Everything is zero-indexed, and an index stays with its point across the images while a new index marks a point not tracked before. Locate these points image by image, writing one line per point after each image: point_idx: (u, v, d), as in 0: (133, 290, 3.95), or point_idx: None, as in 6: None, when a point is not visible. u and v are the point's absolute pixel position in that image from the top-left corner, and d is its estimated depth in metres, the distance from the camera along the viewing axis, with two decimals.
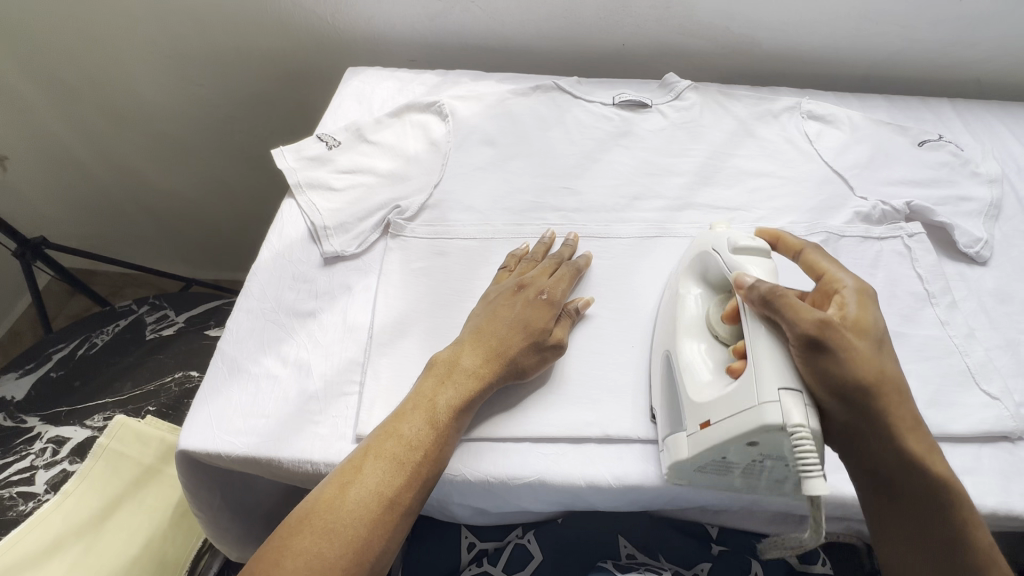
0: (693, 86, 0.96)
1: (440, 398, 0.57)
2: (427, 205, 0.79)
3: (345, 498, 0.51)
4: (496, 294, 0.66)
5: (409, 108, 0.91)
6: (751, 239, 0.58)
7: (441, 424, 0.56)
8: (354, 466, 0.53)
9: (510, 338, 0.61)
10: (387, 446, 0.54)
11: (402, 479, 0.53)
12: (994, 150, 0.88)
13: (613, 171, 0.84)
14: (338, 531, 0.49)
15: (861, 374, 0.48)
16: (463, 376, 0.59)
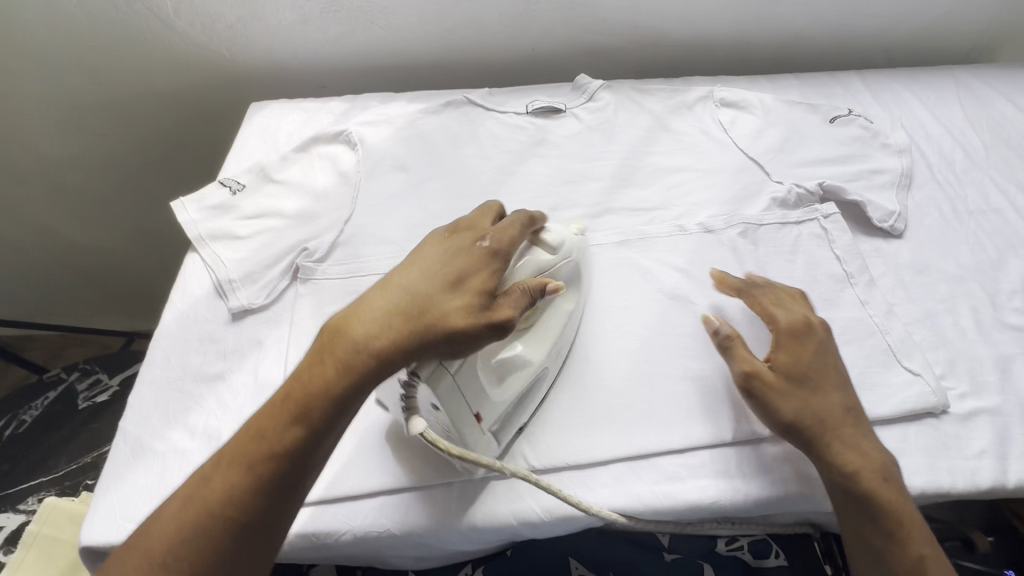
0: (606, 85, 0.95)
1: (307, 382, 0.47)
2: (338, 243, 0.75)
3: (190, 511, 0.45)
4: (421, 255, 0.53)
5: (315, 140, 0.87)
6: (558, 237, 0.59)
7: (303, 421, 0.46)
8: (206, 476, 0.47)
9: (417, 306, 0.48)
10: (236, 449, 0.47)
11: (248, 495, 0.45)
12: (903, 118, 0.89)
13: (530, 183, 0.83)
14: (175, 548, 0.44)
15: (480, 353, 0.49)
16: (346, 356, 0.47)
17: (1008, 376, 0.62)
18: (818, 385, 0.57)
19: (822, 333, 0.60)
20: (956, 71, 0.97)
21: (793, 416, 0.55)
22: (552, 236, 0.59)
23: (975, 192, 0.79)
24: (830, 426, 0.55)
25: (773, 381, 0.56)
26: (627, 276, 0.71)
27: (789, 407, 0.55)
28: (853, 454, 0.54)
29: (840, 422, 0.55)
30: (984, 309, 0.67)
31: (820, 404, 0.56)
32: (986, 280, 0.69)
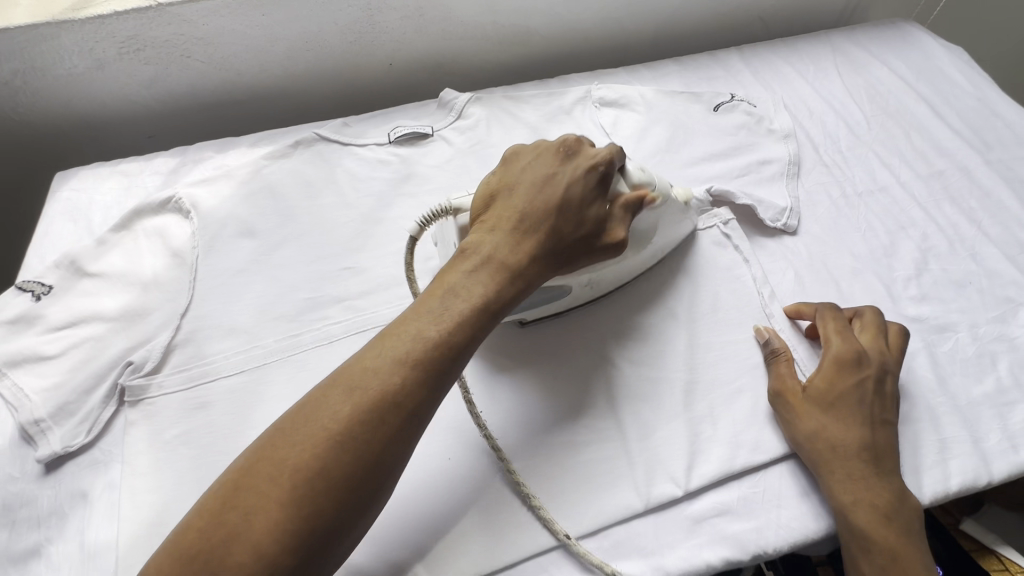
0: (475, 97, 0.85)
1: (470, 289, 0.49)
2: (174, 345, 0.62)
3: (360, 409, 0.42)
4: (544, 168, 0.56)
5: (136, 214, 0.73)
6: (639, 170, 0.59)
7: (474, 326, 0.48)
8: (363, 368, 0.44)
9: (558, 237, 0.53)
10: (412, 353, 0.44)
11: (425, 397, 0.44)
12: (785, 96, 0.85)
13: (401, 230, 0.72)
14: (344, 450, 0.41)
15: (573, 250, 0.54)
16: (506, 269, 0.50)
17: (914, 375, 0.59)
18: (834, 404, 0.55)
19: (884, 371, 0.56)
20: (831, 36, 0.93)
21: (805, 439, 0.54)
22: (631, 172, 0.58)
23: (862, 171, 0.76)
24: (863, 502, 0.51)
25: (804, 402, 0.55)
26: None
27: (805, 428, 0.54)
28: (855, 487, 0.51)
29: (853, 456, 0.52)
30: (883, 304, 0.64)
31: (841, 438, 0.53)
32: (882, 270, 0.67)
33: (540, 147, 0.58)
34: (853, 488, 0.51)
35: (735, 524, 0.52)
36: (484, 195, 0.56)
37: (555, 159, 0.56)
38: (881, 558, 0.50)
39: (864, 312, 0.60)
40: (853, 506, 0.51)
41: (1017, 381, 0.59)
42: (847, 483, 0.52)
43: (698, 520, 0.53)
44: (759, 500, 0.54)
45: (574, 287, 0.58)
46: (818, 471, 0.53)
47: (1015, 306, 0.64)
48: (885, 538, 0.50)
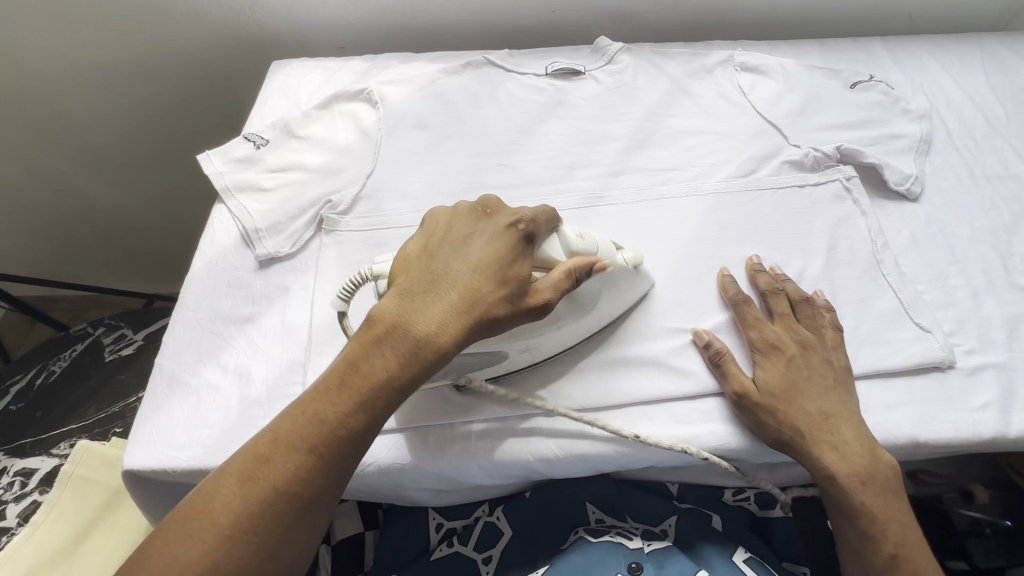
0: (626, 48, 0.95)
1: (372, 368, 0.49)
2: (360, 197, 0.77)
3: (248, 498, 0.45)
4: (462, 235, 0.56)
5: (336, 98, 0.89)
6: (579, 235, 0.60)
7: (373, 404, 0.48)
8: (260, 455, 0.46)
9: (474, 293, 0.52)
10: (306, 437, 0.47)
11: (315, 477, 0.46)
12: (925, 85, 0.88)
13: (549, 142, 0.83)
14: (235, 538, 0.44)
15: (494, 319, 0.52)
16: (413, 340, 0.50)
17: (1016, 335, 0.63)
18: (793, 398, 0.58)
19: (806, 343, 0.61)
20: (981, 40, 0.95)
21: (785, 430, 0.57)
22: (568, 236, 0.59)
23: (993, 159, 0.79)
24: (850, 475, 0.55)
25: (762, 399, 0.58)
26: (676, 229, 0.73)
27: (774, 421, 0.57)
28: (836, 458, 0.56)
29: (823, 432, 0.57)
30: (995, 272, 0.68)
31: (800, 419, 0.57)
32: (1000, 244, 0.70)
33: (462, 209, 0.59)
34: (840, 459, 0.56)
35: None
36: (399, 263, 0.55)
37: (472, 225, 0.57)
38: (868, 525, 0.56)
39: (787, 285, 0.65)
40: (839, 483, 0.56)
41: None
42: (833, 458, 0.56)
43: None
44: None
45: (510, 351, 0.58)
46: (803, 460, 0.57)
47: None
48: (871, 508, 0.55)
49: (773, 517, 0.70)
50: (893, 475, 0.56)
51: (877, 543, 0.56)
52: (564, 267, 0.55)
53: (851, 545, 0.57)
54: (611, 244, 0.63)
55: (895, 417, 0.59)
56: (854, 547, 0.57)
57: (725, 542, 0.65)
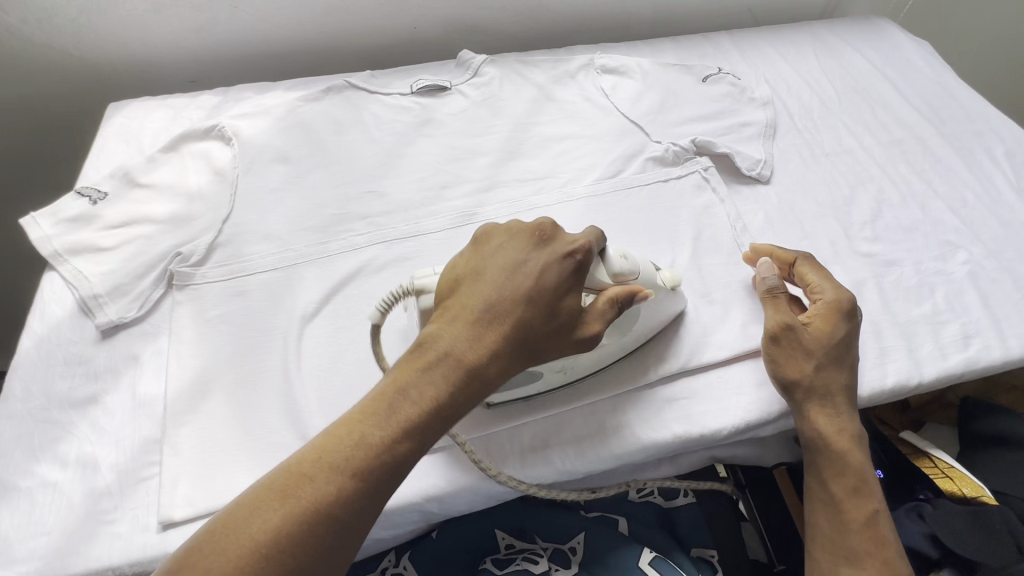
0: (490, 60, 0.94)
1: (423, 394, 0.48)
2: (216, 244, 0.71)
3: (289, 520, 0.42)
4: (522, 254, 0.53)
5: (184, 138, 0.82)
6: (622, 257, 0.57)
7: (416, 434, 0.47)
8: (304, 475, 0.44)
9: (531, 322, 0.51)
10: (349, 458, 0.45)
11: (357, 502, 0.44)
12: (767, 73, 0.95)
13: (419, 163, 0.81)
14: (274, 562, 0.41)
15: (551, 347, 0.52)
16: (461, 368, 0.49)
17: (861, 298, 0.68)
18: (816, 351, 0.60)
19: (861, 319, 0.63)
20: (810, 27, 1.04)
21: (790, 378, 0.59)
22: (614, 259, 0.57)
23: (830, 136, 0.86)
24: (850, 437, 0.59)
25: (803, 340, 0.60)
26: None
27: (788, 369, 0.60)
28: (827, 419, 0.59)
29: (830, 389, 0.59)
30: (840, 241, 0.73)
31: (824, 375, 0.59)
32: (841, 215, 0.76)
33: (514, 227, 0.56)
34: (840, 422, 0.59)
35: (695, 407, 0.62)
36: (444, 284, 0.53)
37: (528, 244, 0.54)
38: (848, 484, 0.57)
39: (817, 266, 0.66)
40: (835, 435, 0.59)
41: (952, 306, 0.67)
42: (828, 419, 0.59)
43: (667, 400, 0.62)
44: (722, 387, 0.63)
45: (545, 372, 0.58)
46: (807, 408, 0.59)
47: (954, 248, 0.72)
48: (854, 463, 0.58)
49: (676, 508, 0.73)
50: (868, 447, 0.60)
51: (860, 499, 0.57)
52: (611, 296, 0.53)
53: (830, 505, 0.58)
54: (650, 265, 0.61)
55: (762, 395, 0.62)
56: (834, 505, 0.57)
57: (632, 545, 0.67)
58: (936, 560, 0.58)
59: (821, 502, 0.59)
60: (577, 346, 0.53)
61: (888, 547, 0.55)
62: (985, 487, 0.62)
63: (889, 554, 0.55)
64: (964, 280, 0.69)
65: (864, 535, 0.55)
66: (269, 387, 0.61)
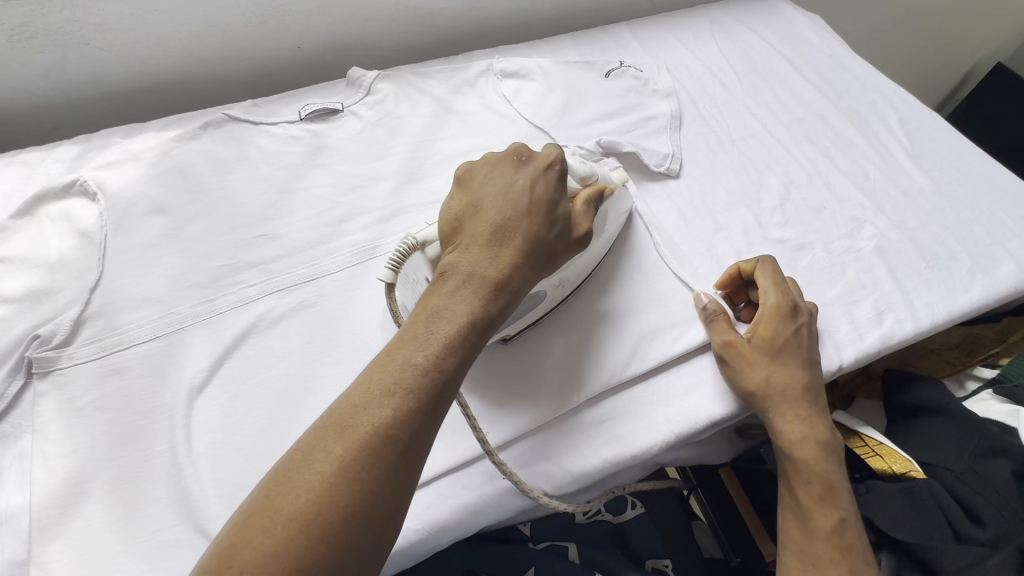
0: (383, 75, 0.87)
1: (457, 311, 0.46)
2: (84, 319, 0.62)
3: (352, 451, 0.38)
4: (509, 179, 0.55)
5: (39, 199, 0.70)
6: (581, 163, 0.61)
7: (461, 347, 0.45)
8: (354, 406, 0.40)
9: (536, 230, 0.52)
10: (393, 381, 0.41)
11: (420, 421, 0.41)
12: (669, 62, 0.93)
13: (313, 198, 0.75)
14: (346, 497, 0.37)
15: (556, 246, 0.53)
16: (489, 282, 0.48)
17: None
18: (775, 354, 0.59)
19: (810, 316, 0.62)
20: (707, 10, 1.03)
21: (749, 387, 0.58)
22: (576, 167, 0.60)
23: (734, 121, 0.85)
24: (817, 441, 0.57)
25: (750, 351, 0.60)
26: None
27: (749, 378, 0.58)
28: (792, 425, 0.57)
29: (790, 394, 0.58)
30: (753, 229, 0.73)
31: (781, 382, 0.58)
32: (752, 202, 0.76)
33: (490, 158, 0.57)
34: (806, 427, 0.57)
35: (623, 427, 0.59)
36: (446, 225, 0.53)
37: (512, 166, 0.56)
38: (819, 490, 0.56)
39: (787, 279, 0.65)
40: (799, 442, 0.57)
41: (863, 284, 0.68)
42: (792, 426, 0.57)
43: (599, 422, 0.59)
44: (650, 400, 0.61)
45: (549, 289, 0.59)
46: (767, 416, 0.58)
47: (861, 223, 0.73)
48: (819, 469, 0.56)
49: (626, 522, 0.71)
50: (840, 450, 0.59)
51: (826, 506, 0.55)
52: (585, 197, 0.58)
53: (797, 512, 0.56)
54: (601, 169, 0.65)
55: (689, 402, 0.61)
56: (799, 512, 0.56)
57: (582, 574, 0.64)
58: (872, 542, 0.59)
59: (794, 512, 0.56)
60: (578, 243, 0.55)
61: (862, 556, 0.53)
62: (914, 459, 0.62)
63: (856, 561, 0.53)
64: (872, 255, 0.70)
65: (830, 542, 0.53)
66: (157, 476, 0.54)
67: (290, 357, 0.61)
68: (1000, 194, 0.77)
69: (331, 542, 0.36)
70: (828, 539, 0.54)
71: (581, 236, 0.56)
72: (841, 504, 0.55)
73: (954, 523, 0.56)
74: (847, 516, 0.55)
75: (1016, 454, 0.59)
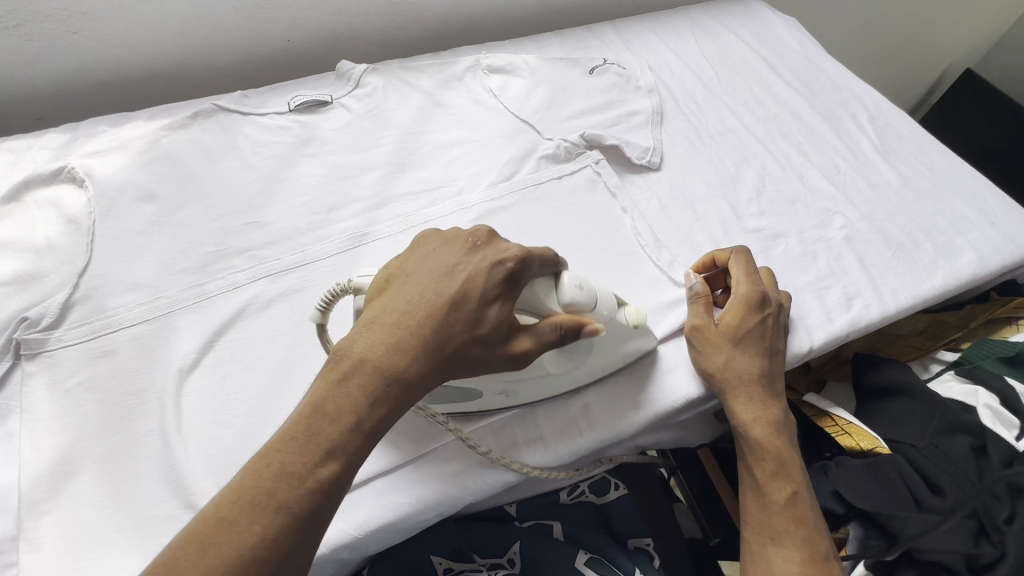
0: (371, 68, 0.89)
1: (343, 409, 0.43)
2: (74, 302, 0.63)
3: (212, 573, 0.37)
4: (446, 260, 0.49)
5: (27, 185, 0.71)
6: (578, 286, 0.52)
7: (344, 452, 0.42)
8: (221, 519, 0.39)
9: (453, 327, 0.46)
10: (267, 493, 0.40)
11: (287, 540, 0.39)
12: (651, 60, 0.96)
13: (303, 186, 0.76)
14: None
15: (473, 352, 0.47)
16: (385, 378, 0.44)
17: None
18: (739, 341, 0.61)
19: (778, 307, 0.64)
20: (688, 11, 1.07)
21: (711, 369, 0.61)
22: (566, 287, 0.51)
23: (713, 117, 0.88)
24: (773, 422, 0.60)
25: (716, 336, 0.62)
26: None
27: (711, 361, 0.61)
28: (749, 407, 0.60)
29: (750, 378, 0.60)
30: (730, 220, 0.76)
31: (743, 366, 0.61)
32: (729, 194, 0.79)
33: (448, 233, 0.52)
34: (763, 410, 0.60)
35: (603, 405, 0.61)
36: (376, 293, 0.49)
37: (458, 248, 0.50)
38: (774, 467, 0.58)
39: (762, 271, 0.67)
40: (753, 423, 0.59)
41: (833, 271, 0.71)
42: (750, 408, 0.60)
43: (579, 408, 0.61)
44: (631, 381, 0.63)
45: (486, 392, 0.55)
46: (725, 398, 0.60)
47: (832, 214, 0.76)
48: (773, 447, 0.59)
49: (610, 502, 0.73)
50: (793, 430, 0.62)
51: (780, 481, 0.57)
52: (551, 324, 0.49)
53: (755, 488, 0.59)
54: (613, 297, 0.56)
55: (667, 381, 0.63)
56: (756, 487, 0.58)
57: (568, 549, 0.65)
58: (842, 514, 0.61)
59: (752, 486, 0.59)
60: (511, 354, 0.48)
61: (813, 526, 0.56)
62: (879, 436, 0.66)
63: (810, 530, 0.55)
64: (842, 244, 0.73)
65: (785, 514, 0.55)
66: (148, 454, 0.55)
67: (280, 339, 0.63)
68: (963, 187, 0.81)
69: None
70: (781, 512, 0.56)
71: (517, 354, 0.48)
72: (794, 479, 0.57)
73: (915, 493, 0.59)
74: (800, 489, 0.57)
75: (974, 429, 0.62)
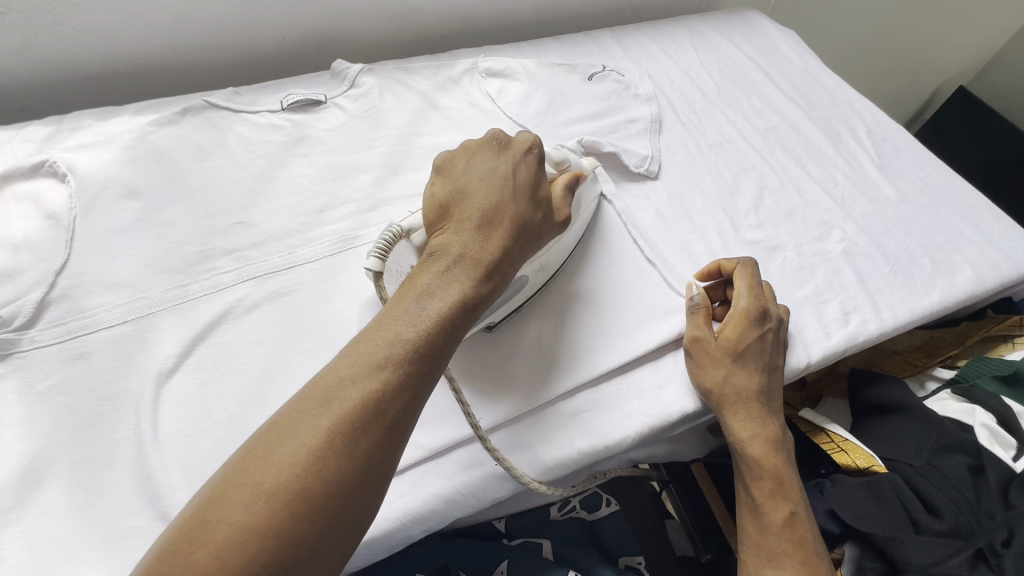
0: (367, 68, 0.87)
1: (445, 287, 0.46)
2: (49, 301, 0.60)
3: (339, 425, 0.37)
4: (487, 165, 0.55)
5: (5, 177, 0.68)
6: (557, 150, 0.62)
7: (454, 317, 0.46)
8: (344, 375, 0.40)
9: (518, 210, 0.53)
10: (381, 356, 0.41)
11: (408, 395, 0.41)
12: (650, 68, 0.95)
13: (293, 187, 0.74)
14: (336, 466, 0.36)
15: (538, 235, 0.54)
16: (479, 261, 0.49)
17: None
18: (738, 355, 0.60)
19: (778, 322, 0.63)
20: (687, 21, 1.06)
21: (708, 385, 0.59)
22: (550, 153, 0.61)
23: (712, 127, 0.88)
24: (772, 440, 0.59)
25: (714, 349, 0.61)
26: None
27: (708, 377, 0.60)
28: (748, 423, 0.59)
29: (748, 395, 0.59)
30: (728, 231, 0.75)
31: (741, 381, 0.59)
32: (727, 205, 0.78)
33: (472, 143, 0.58)
34: (762, 427, 0.59)
35: (598, 418, 0.59)
36: (428, 202, 0.53)
37: (492, 152, 0.56)
38: (772, 485, 0.57)
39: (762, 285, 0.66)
40: (751, 440, 0.58)
41: (831, 285, 0.70)
42: (748, 425, 0.59)
43: (581, 404, 0.60)
44: (625, 394, 0.61)
45: (522, 281, 0.60)
46: (721, 414, 0.59)
47: (830, 228, 0.76)
48: (771, 465, 0.57)
49: (601, 518, 0.71)
50: (791, 448, 0.61)
51: (777, 501, 0.56)
52: (565, 185, 0.59)
53: (752, 507, 0.58)
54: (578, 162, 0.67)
55: (662, 396, 0.61)
56: (753, 507, 0.57)
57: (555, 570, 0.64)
58: (838, 534, 0.61)
59: (750, 507, 0.58)
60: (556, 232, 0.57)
61: (810, 549, 0.54)
62: (875, 454, 0.65)
63: (809, 553, 0.54)
64: (840, 258, 0.73)
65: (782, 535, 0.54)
66: (121, 463, 0.53)
67: (264, 344, 0.61)
68: (960, 204, 0.81)
69: (309, 513, 0.35)
70: (779, 534, 0.55)
71: (557, 222, 0.57)
72: (791, 498, 0.56)
73: (912, 514, 0.58)
74: (798, 509, 0.56)
75: (971, 449, 0.61)
